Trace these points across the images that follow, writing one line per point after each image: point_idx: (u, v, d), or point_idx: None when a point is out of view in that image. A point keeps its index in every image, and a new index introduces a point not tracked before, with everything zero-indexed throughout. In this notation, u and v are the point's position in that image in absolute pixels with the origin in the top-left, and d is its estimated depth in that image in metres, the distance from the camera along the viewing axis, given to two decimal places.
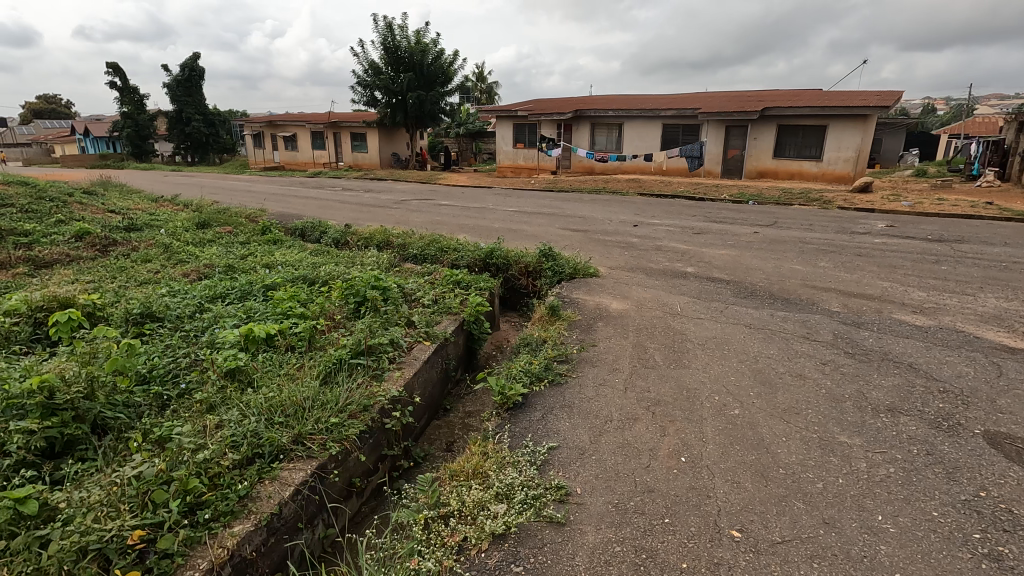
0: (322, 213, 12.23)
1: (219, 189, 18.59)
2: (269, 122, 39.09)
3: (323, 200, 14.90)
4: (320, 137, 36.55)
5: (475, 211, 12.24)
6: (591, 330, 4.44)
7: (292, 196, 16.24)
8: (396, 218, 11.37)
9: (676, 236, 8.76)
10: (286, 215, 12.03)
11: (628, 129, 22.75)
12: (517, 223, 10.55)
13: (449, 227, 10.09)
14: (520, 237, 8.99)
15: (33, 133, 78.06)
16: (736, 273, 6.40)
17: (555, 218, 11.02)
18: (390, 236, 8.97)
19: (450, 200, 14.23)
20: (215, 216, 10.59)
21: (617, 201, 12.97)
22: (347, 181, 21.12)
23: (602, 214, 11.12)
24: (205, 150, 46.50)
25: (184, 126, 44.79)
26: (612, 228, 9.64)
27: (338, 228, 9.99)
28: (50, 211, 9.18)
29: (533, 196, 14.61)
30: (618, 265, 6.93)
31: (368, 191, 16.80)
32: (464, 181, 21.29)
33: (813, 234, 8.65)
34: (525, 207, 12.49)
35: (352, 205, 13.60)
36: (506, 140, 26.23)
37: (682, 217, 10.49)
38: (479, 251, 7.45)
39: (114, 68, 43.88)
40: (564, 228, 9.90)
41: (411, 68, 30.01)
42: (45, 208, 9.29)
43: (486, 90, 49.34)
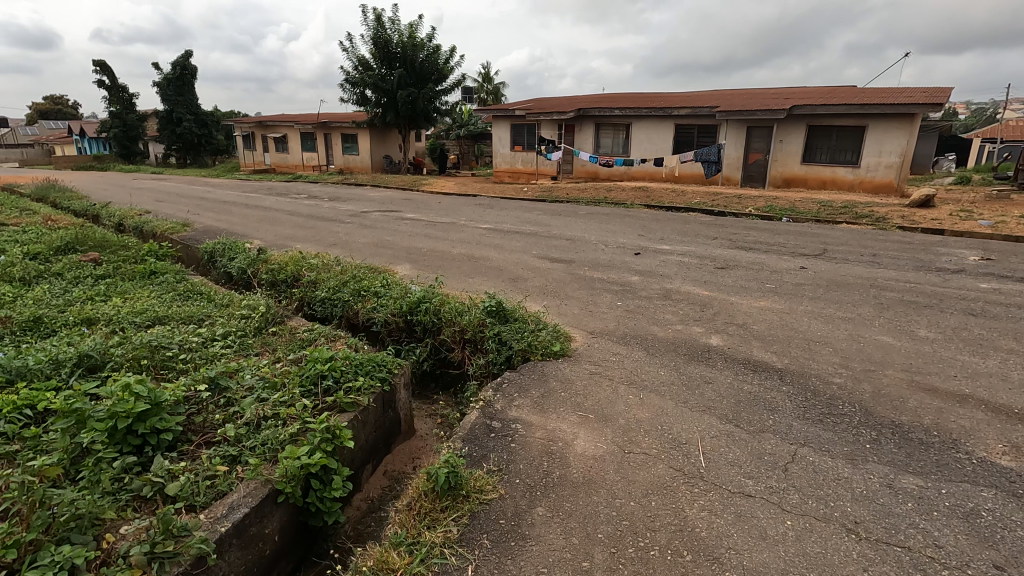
0: (255, 230, 9.99)
1: (170, 195, 16.42)
2: (260, 123, 37.07)
3: (273, 211, 12.65)
4: (310, 139, 34.46)
5: (440, 229, 9.91)
6: (511, 546, 2.07)
7: (243, 205, 14.01)
8: (337, 237, 9.07)
9: (691, 273, 6.36)
10: (209, 233, 9.82)
11: (636, 130, 20.32)
12: (484, 247, 8.20)
13: (393, 254, 7.76)
14: (478, 272, 6.65)
15: (36, 133, 77.15)
16: (792, 354, 3.98)
17: (536, 239, 8.67)
18: (304, 269, 6.66)
19: (419, 213, 11.89)
20: (105, 237, 8.36)
21: (616, 218, 10.58)
22: (320, 186, 18.92)
23: (597, 236, 8.74)
24: (196, 151, 44.64)
25: (175, 127, 42.95)
26: (606, 257, 7.24)
27: (252, 254, 7.71)
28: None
29: (520, 208, 12.28)
30: (603, 331, 4.55)
31: (332, 201, 14.51)
32: (452, 187, 18.97)
33: (884, 273, 6.20)
34: (504, 224, 10.13)
35: (300, 219, 11.35)
36: (502, 142, 23.88)
37: (698, 241, 8.08)
38: (402, 302, 5.11)
39: (103, 66, 42.30)
40: (542, 256, 7.53)
41: (403, 64, 27.81)
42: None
43: (491, 91, 47.06)
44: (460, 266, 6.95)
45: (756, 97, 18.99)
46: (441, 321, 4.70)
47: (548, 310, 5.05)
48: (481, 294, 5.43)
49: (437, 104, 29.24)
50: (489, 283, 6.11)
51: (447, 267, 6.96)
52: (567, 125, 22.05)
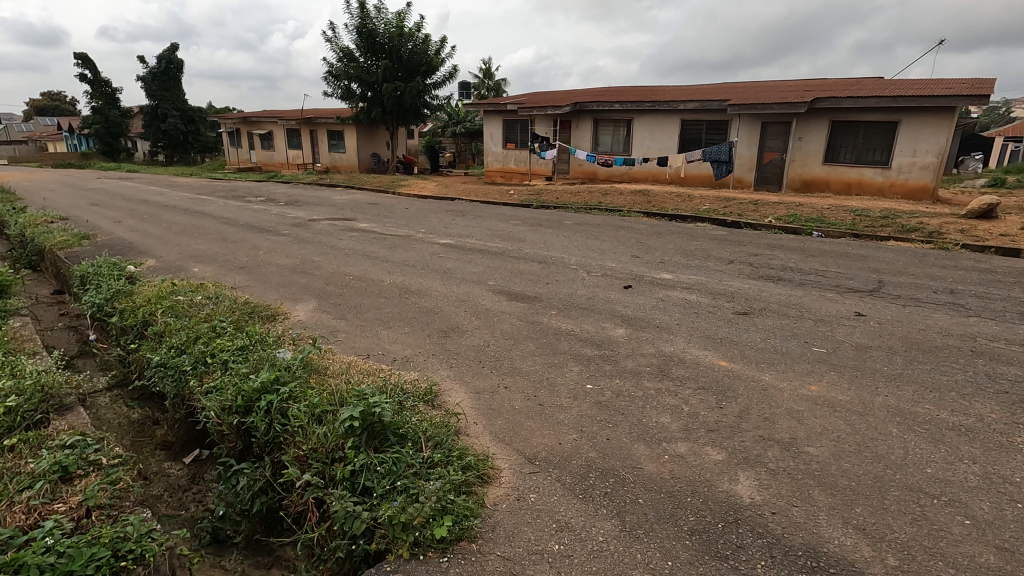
0: (162, 246, 8.18)
1: (112, 198, 14.59)
2: (244, 119, 35.17)
3: (209, 218, 10.85)
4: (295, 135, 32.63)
5: (388, 242, 8.04)
6: None
7: (182, 210, 12.16)
8: (253, 256, 7.24)
9: (699, 323, 4.46)
10: (105, 249, 8.02)
11: (637, 126, 18.38)
12: (429, 271, 6.35)
13: (303, 283, 5.90)
14: (401, 317, 4.77)
15: (31, 129, 75.81)
16: (895, 542, 2.07)
17: (500, 260, 6.80)
18: (159, 311, 4.82)
19: (375, 222, 10.04)
20: None
21: (608, 231, 8.67)
22: (287, 188, 17.09)
23: (578, 257, 6.85)
24: (183, 149, 42.77)
25: (160, 123, 41.11)
26: (583, 293, 5.34)
27: (121, 283, 5.88)
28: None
29: (497, 216, 10.38)
30: (550, 459, 2.67)
31: (286, 206, 12.66)
32: (433, 189, 17.08)
33: (979, 326, 4.28)
34: (468, 238, 8.24)
35: (229, 228, 9.53)
36: (492, 140, 21.98)
37: (710, 269, 6.18)
38: (241, 384, 3.26)
39: (86, 60, 40.56)
40: (500, 286, 5.65)
41: (388, 56, 25.87)
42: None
43: (492, 86, 45.08)
44: (380, 306, 5.07)
45: (772, 89, 17.00)
46: (285, 429, 2.86)
47: (472, 405, 3.17)
48: (377, 372, 3.55)
49: (426, 98, 27.32)
50: (406, 339, 4.22)
51: (365, 305, 5.10)
52: (562, 121, 20.13)
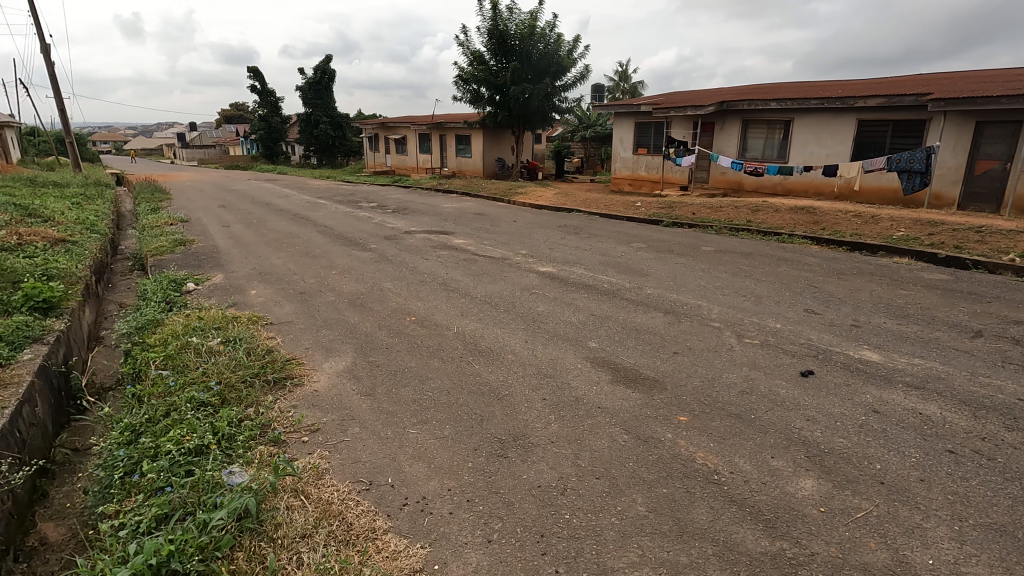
0: (242, 258, 7.59)
1: (242, 201, 15.08)
2: (381, 124, 36.46)
3: (309, 226, 10.36)
4: (426, 140, 33.12)
5: (477, 266, 6.66)
6: None
7: (292, 216, 11.91)
8: (320, 279, 6.25)
9: (966, 484, 2.37)
10: (189, 259, 7.62)
11: (798, 128, 15.35)
12: (511, 317, 4.78)
13: (350, 325, 4.66)
14: (450, 401, 3.25)
15: (220, 134, 87.60)
16: None
17: (608, 305, 5.05)
18: (154, 362, 3.76)
19: (473, 237, 8.74)
20: (27, 264, 6.34)
21: (764, 265, 6.47)
22: (403, 194, 16.65)
23: (721, 309, 4.87)
24: (331, 152, 45.60)
25: (312, 129, 44.44)
26: (731, 381, 3.42)
27: (158, 308, 5.06)
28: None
29: (618, 236, 8.55)
30: None
31: (391, 214, 11.92)
32: (551, 197, 15.57)
33: None
34: (574, 267, 6.55)
35: (320, 240, 8.84)
36: (622, 144, 19.97)
37: (948, 349, 3.87)
38: (119, 556, 1.92)
39: (256, 73, 45.16)
40: (603, 353, 3.91)
41: (518, 57, 24.87)
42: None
43: (626, 89, 42.58)
44: (427, 374, 3.59)
45: (994, 79, 13.06)
46: None
47: None
48: (358, 551, 2.02)
49: (555, 100, 25.95)
50: (438, 455, 2.67)
51: (409, 370, 3.67)
52: (704, 123, 17.56)
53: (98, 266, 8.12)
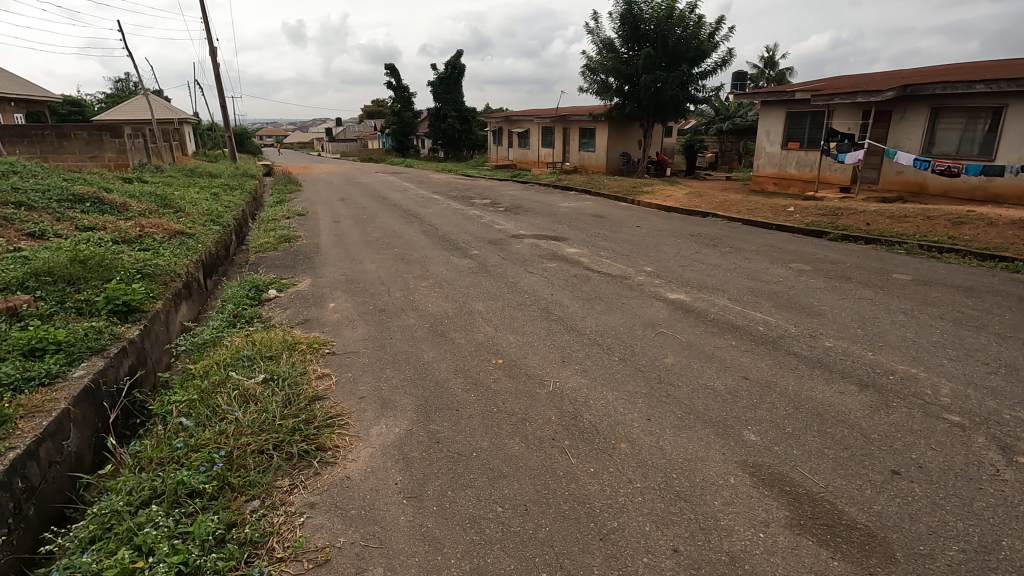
0: (336, 260, 7.09)
1: (361, 195, 15.17)
2: (505, 118, 36.10)
3: (415, 225, 9.78)
4: (549, 134, 32.17)
5: (588, 287, 5.45)
6: None
7: (402, 212, 11.51)
8: (405, 293, 5.43)
9: None
10: (286, 259, 7.29)
11: (1015, 116, 12.04)
12: (628, 371, 3.53)
13: (421, 364, 3.71)
14: (526, 530, 2.13)
15: (362, 128, 94.28)
16: None
17: (768, 363, 3.59)
18: (178, 406, 3.10)
19: (588, 246, 7.50)
20: (132, 260, 6.32)
21: (1000, 310, 4.53)
22: (519, 190, 15.78)
23: (956, 388, 3.20)
24: (457, 146, 46.31)
25: (440, 123, 45.51)
26: (1020, 561, 1.92)
27: (224, 321, 4.54)
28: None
29: (769, 252, 6.84)
30: None
31: (502, 213, 11.02)
32: (681, 198, 13.76)
33: None
34: (714, 295, 5.09)
35: (420, 242, 8.16)
36: (768, 138, 17.34)
37: None
38: None
39: (393, 70, 47.28)
40: (767, 458, 2.56)
41: (652, 42, 22.87)
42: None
43: (774, 78, 38.21)
44: (500, 469, 2.50)
45: None
46: None
47: None
48: None
49: (691, 89, 23.59)
50: None
51: (477, 457, 2.61)
52: (878, 112, 14.58)
53: (209, 261, 8.14)
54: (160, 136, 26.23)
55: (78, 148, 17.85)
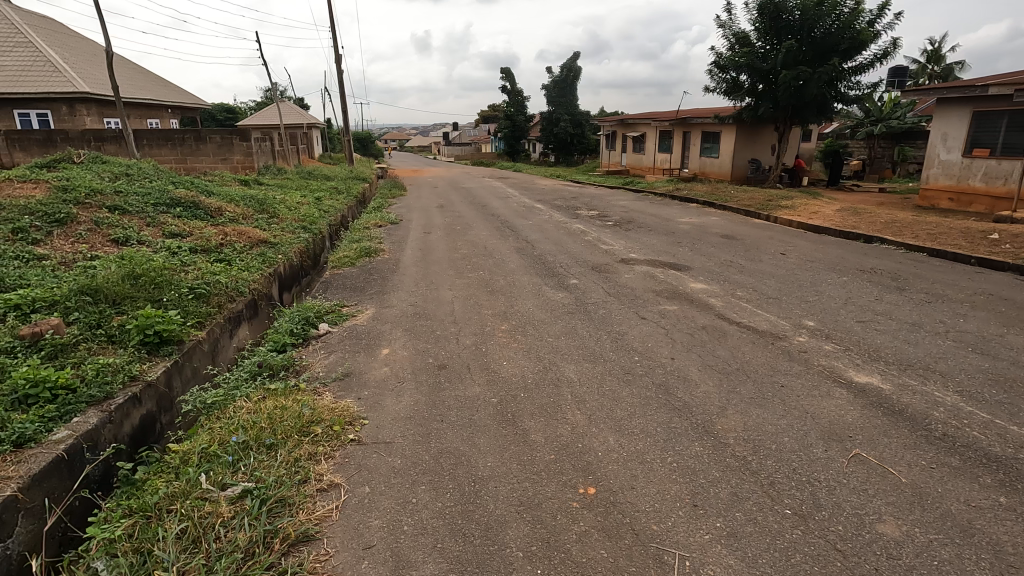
0: (410, 283, 6.12)
1: (461, 202, 14.43)
2: (619, 121, 34.19)
3: (510, 240, 8.63)
4: (666, 138, 29.86)
5: (724, 351, 3.91)
6: None
7: (498, 223, 10.49)
8: (475, 341, 4.24)
9: None
10: (358, 279, 6.44)
11: None
12: (812, 550, 2.02)
13: (472, 483, 2.46)
14: None
15: (476, 133, 96.25)
16: None
17: None
18: (109, 535, 2.08)
19: (719, 281, 5.84)
20: (195, 275, 5.79)
21: None
22: (631, 201, 14.16)
23: None
24: (568, 150, 44.90)
25: (551, 127, 44.51)
26: None
27: (246, 370, 3.59)
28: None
29: (990, 305, 4.81)
30: None
31: (610, 229, 9.55)
32: (831, 215, 11.38)
33: None
34: (927, 384, 3.33)
35: (510, 263, 6.99)
36: (945, 144, 14.08)
37: None
38: None
39: (508, 75, 47.19)
40: None
41: (795, 34, 20.02)
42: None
43: (939, 72, 32.55)
44: None
45: None
46: None
47: None
48: None
49: (841, 87, 20.34)
50: None
51: None
52: None
53: (286, 274, 7.54)
54: (287, 140, 27.74)
55: (209, 151, 18.99)
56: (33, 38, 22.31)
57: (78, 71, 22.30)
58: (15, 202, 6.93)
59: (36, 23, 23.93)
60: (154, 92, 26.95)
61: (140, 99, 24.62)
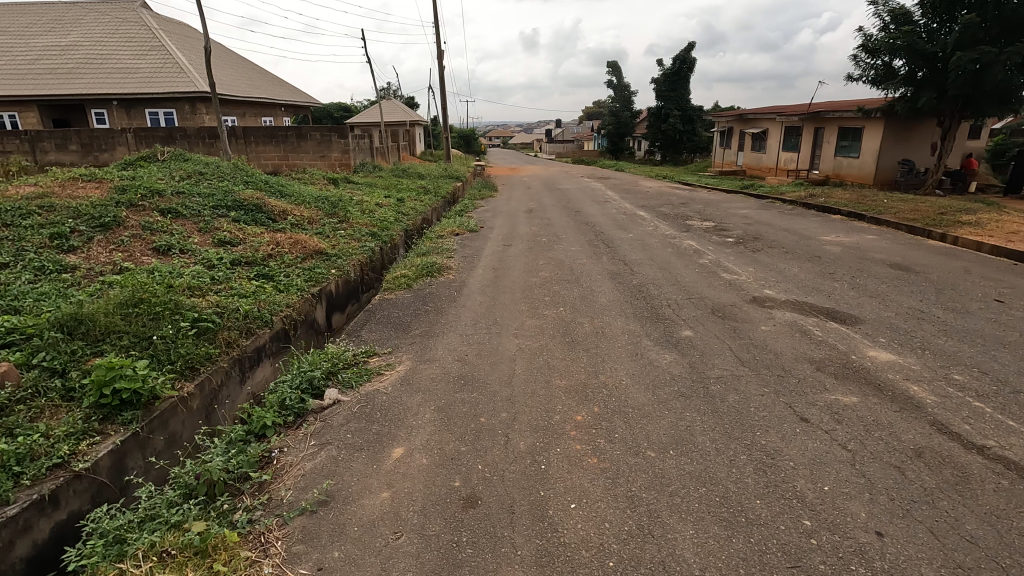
0: (466, 321, 4.75)
1: (553, 207, 12.97)
2: (737, 116, 30.84)
3: (603, 260, 7.03)
4: (793, 135, 26.31)
5: (981, 533, 2.10)
6: None
7: (592, 236, 8.90)
8: (530, 448, 2.76)
9: None
10: (407, 309, 5.19)
11: None
12: None
13: None
14: None
15: (579, 131, 94.16)
16: None
17: None
18: None
19: (912, 350, 3.88)
20: (215, 298, 4.84)
21: None
22: (754, 210, 11.91)
23: None
24: (676, 148, 41.66)
25: (659, 124, 41.48)
26: None
27: (182, 483, 2.40)
28: (9, 240, 5.53)
29: None
30: None
31: (732, 249, 7.61)
32: None
33: None
34: None
35: (601, 297, 5.42)
36: None
37: None
38: None
39: (615, 69, 44.80)
40: None
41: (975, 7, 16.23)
42: (14, 232, 5.68)
43: None
44: None
45: None
46: None
47: None
48: None
49: None
50: None
51: None
52: None
53: (339, 291, 6.53)
54: (388, 138, 27.82)
55: (310, 149, 18.89)
56: (166, 42, 23.96)
57: (203, 72, 23.65)
58: (65, 203, 6.49)
59: (171, 29, 25.79)
60: (269, 92, 28.14)
61: (256, 97, 25.69)
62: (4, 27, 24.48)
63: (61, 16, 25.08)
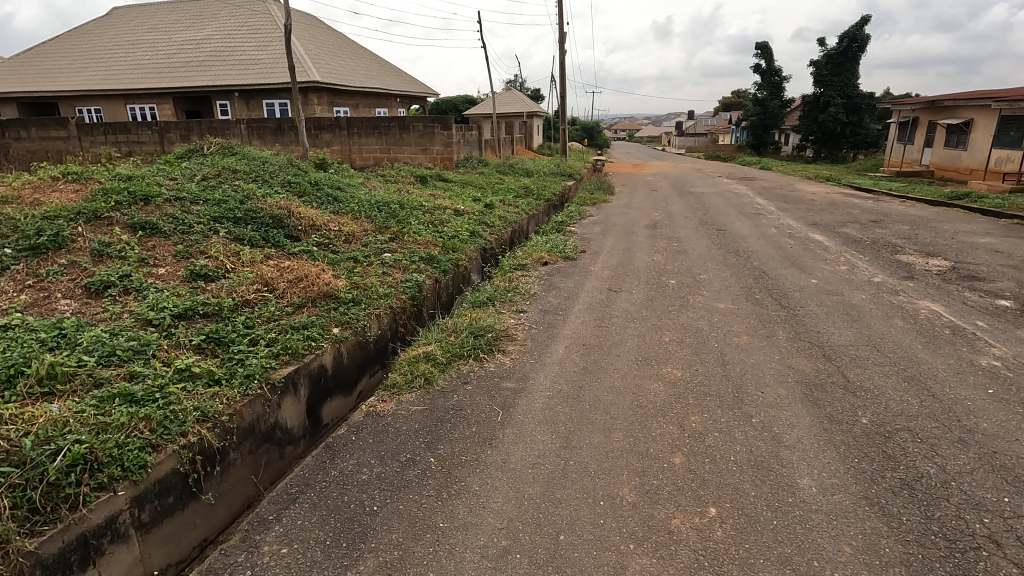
0: (486, 542, 2.10)
1: (685, 220, 9.84)
2: (929, 104, 24.55)
3: (779, 343, 4.00)
4: (1014, 128, 20.05)
5: None
6: None
7: (751, 278, 5.79)
8: None
9: None
10: (392, 460, 2.66)
11: None
12: None
13: None
14: None
15: (715, 123, 86.09)
16: None
17: None
18: None
19: None
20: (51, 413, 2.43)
21: None
22: (1004, 240, 7.84)
23: None
24: (836, 143, 35.04)
25: (817, 114, 35.15)
26: None
27: None
28: None
29: None
30: None
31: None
32: None
33: None
34: None
35: (797, 468, 2.51)
36: None
37: None
38: None
39: (765, 51, 38.83)
40: None
41: None
42: None
43: None
44: None
45: None
46: None
47: None
48: None
49: None
50: None
51: None
52: None
53: (338, 366, 4.15)
54: (501, 130, 25.70)
55: (411, 141, 17.17)
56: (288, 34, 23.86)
57: (319, 63, 23.16)
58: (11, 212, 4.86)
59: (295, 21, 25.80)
60: (385, 82, 27.34)
61: (369, 87, 24.87)
62: (155, 25, 26.03)
63: (202, 12, 26.15)
